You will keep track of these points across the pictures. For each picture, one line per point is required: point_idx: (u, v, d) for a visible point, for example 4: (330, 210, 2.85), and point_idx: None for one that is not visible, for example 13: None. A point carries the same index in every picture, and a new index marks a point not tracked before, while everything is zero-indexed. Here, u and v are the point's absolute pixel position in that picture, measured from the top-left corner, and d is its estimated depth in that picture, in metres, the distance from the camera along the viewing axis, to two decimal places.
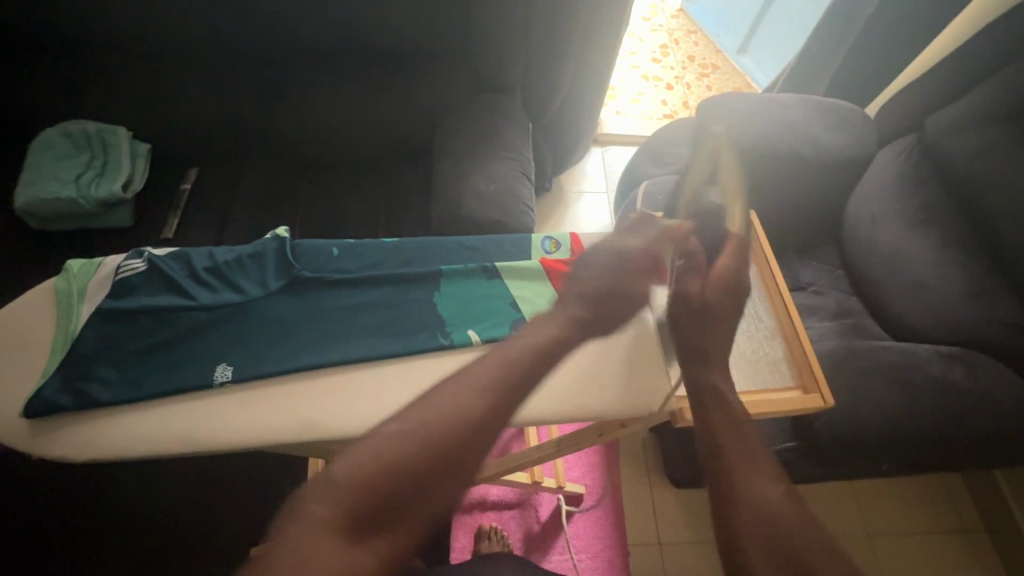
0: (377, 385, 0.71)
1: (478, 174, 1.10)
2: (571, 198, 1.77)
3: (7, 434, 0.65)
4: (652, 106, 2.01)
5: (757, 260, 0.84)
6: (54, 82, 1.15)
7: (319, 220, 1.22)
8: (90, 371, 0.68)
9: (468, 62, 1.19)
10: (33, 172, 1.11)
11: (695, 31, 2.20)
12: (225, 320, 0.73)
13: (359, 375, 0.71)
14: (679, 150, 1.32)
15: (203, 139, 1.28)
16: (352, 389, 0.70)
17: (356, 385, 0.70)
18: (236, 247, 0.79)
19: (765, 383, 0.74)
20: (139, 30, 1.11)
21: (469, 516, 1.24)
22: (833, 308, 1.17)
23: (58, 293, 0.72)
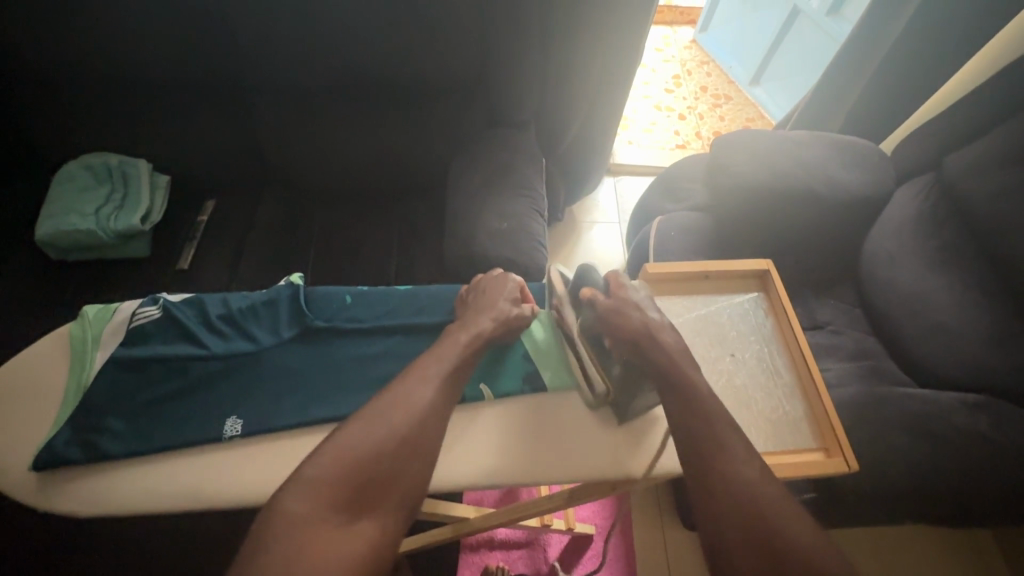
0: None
1: (490, 210, 1.10)
2: (583, 228, 1.76)
3: (14, 487, 0.65)
4: (665, 136, 2.02)
5: (774, 310, 0.82)
6: (85, 117, 1.20)
7: (331, 251, 1.22)
8: (100, 423, 0.68)
9: (482, 98, 1.21)
10: (55, 205, 1.14)
11: (707, 62, 2.22)
12: (236, 370, 0.73)
13: None
14: (693, 186, 1.32)
15: (220, 171, 1.31)
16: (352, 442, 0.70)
17: None
18: (249, 293, 0.80)
19: (787, 444, 0.71)
20: (164, 66, 1.15)
21: (476, 555, 1.21)
22: (853, 349, 1.14)
23: (73, 340, 0.73)
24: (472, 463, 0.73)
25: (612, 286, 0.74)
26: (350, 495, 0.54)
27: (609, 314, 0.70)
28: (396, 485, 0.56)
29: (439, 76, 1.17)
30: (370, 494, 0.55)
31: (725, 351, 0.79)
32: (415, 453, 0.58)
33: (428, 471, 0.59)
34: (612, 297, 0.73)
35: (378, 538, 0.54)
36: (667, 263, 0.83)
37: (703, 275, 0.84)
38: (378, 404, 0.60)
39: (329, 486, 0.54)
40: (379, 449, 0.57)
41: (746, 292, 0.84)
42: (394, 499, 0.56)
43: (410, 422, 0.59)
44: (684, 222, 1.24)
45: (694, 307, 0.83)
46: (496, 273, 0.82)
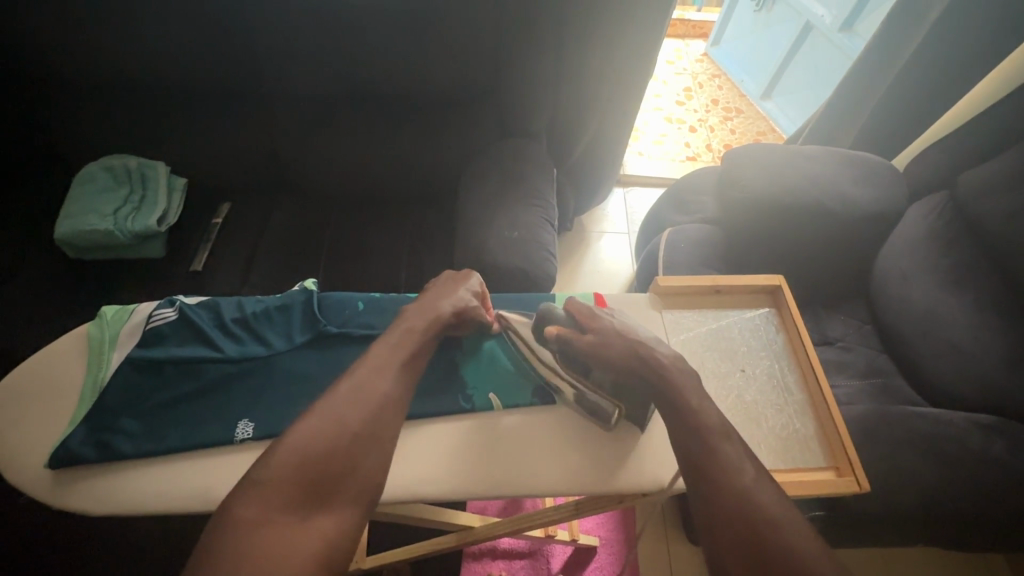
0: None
1: (502, 219, 1.11)
2: (592, 238, 1.77)
3: (30, 484, 0.66)
4: (676, 148, 2.03)
5: (785, 327, 0.82)
6: (108, 119, 1.23)
7: (342, 256, 1.23)
8: (115, 422, 0.69)
9: (495, 108, 1.22)
10: (74, 205, 1.16)
11: (719, 75, 2.24)
12: (249, 373, 0.74)
13: None
14: (704, 199, 1.32)
15: (235, 175, 1.32)
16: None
17: None
18: (264, 298, 0.81)
19: (797, 462, 0.71)
20: (185, 71, 1.18)
21: (479, 564, 1.21)
22: (863, 366, 1.13)
23: (91, 340, 0.74)
24: (464, 469, 0.71)
25: (580, 315, 0.74)
26: (306, 493, 0.56)
27: (595, 348, 0.70)
28: (351, 479, 0.58)
29: (454, 85, 1.19)
30: (325, 492, 0.56)
31: (735, 367, 0.79)
32: (370, 445, 0.60)
33: (381, 469, 0.60)
34: (588, 329, 0.72)
35: (336, 532, 0.55)
36: (679, 277, 0.83)
37: (714, 289, 0.84)
38: (358, 413, 0.61)
39: (286, 483, 0.55)
40: (328, 447, 0.58)
41: (757, 308, 0.84)
42: (350, 495, 0.57)
43: (365, 421, 0.61)
44: (694, 234, 1.24)
45: (705, 321, 0.82)
46: (461, 270, 0.85)
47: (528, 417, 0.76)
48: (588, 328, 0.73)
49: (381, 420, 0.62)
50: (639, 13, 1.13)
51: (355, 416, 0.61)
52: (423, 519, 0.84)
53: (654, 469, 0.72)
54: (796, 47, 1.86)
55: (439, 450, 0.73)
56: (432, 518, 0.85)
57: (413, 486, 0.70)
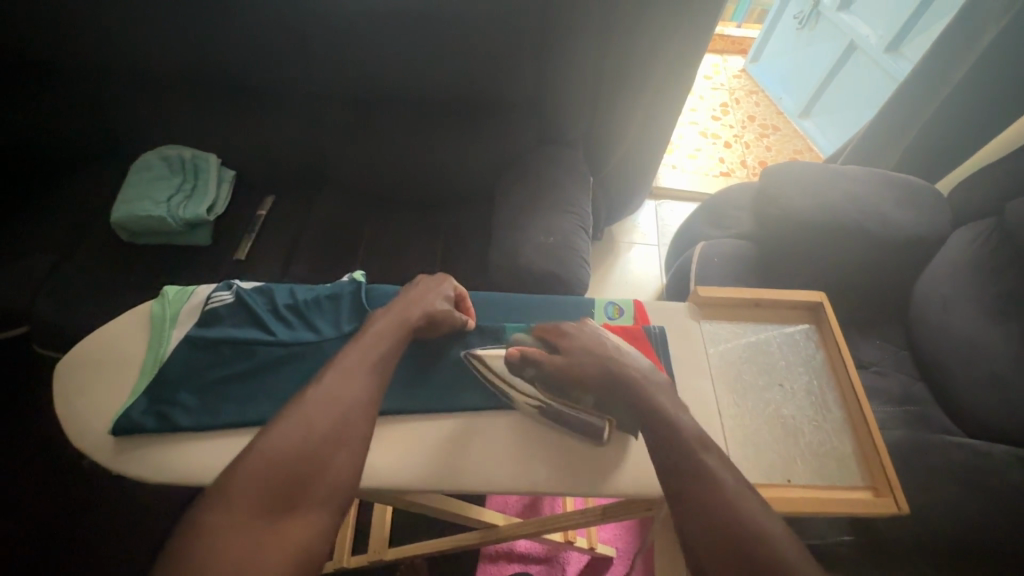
0: (408, 446, 0.74)
1: (538, 225, 1.13)
2: (622, 248, 1.77)
3: (92, 449, 0.69)
4: (709, 162, 2.03)
5: (826, 343, 0.81)
6: (167, 111, 1.29)
7: (379, 252, 1.27)
8: (173, 396, 0.72)
9: (534, 115, 1.25)
10: (131, 190, 1.21)
11: (756, 91, 2.24)
12: (298, 357, 0.76)
13: (417, 426, 0.76)
14: (739, 214, 1.32)
15: (280, 170, 1.37)
16: (380, 446, 0.73)
17: (410, 437, 0.75)
18: (315, 287, 0.84)
19: (831, 479, 0.70)
20: (243, 71, 1.24)
21: (494, 566, 1.21)
22: (897, 392, 1.11)
23: (154, 317, 0.78)
24: (490, 464, 0.72)
25: (551, 337, 0.76)
26: (274, 498, 0.53)
27: (570, 369, 0.71)
28: (323, 481, 0.56)
29: (496, 92, 1.23)
30: (298, 494, 0.54)
31: (774, 382, 0.78)
32: (341, 446, 0.58)
33: (350, 473, 0.58)
34: (559, 349, 0.74)
35: (310, 536, 0.53)
36: (719, 287, 0.83)
37: (755, 303, 0.84)
38: (329, 414, 0.59)
39: (255, 488, 0.53)
40: (294, 452, 0.56)
41: (797, 323, 0.83)
42: (319, 498, 0.55)
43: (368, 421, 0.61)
44: (727, 249, 1.24)
45: (743, 334, 0.82)
46: (436, 274, 0.84)
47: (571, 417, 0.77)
48: (559, 346, 0.74)
49: (355, 419, 0.60)
50: (685, 29, 1.14)
51: (327, 416, 0.59)
52: (447, 513, 0.86)
53: None
54: (838, 67, 1.84)
55: (462, 444, 0.74)
56: (458, 513, 0.87)
57: (450, 478, 0.71)
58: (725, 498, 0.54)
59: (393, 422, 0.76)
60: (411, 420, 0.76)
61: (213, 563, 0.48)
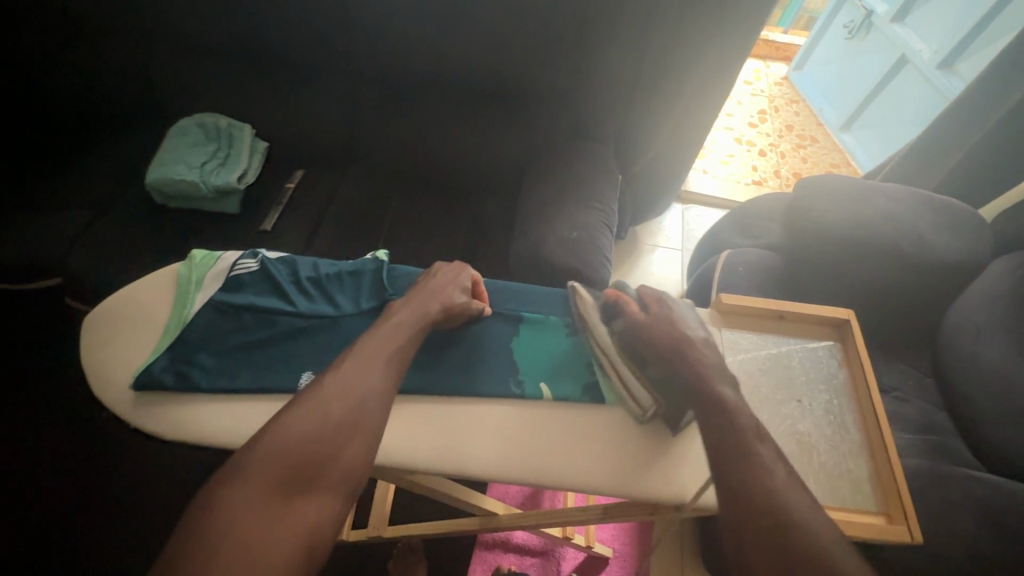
0: (416, 428, 0.74)
1: (563, 219, 1.12)
2: (645, 250, 1.75)
3: (114, 401, 0.71)
4: (742, 170, 1.99)
5: (850, 363, 0.79)
6: (207, 80, 1.31)
7: (401, 234, 1.27)
8: (193, 356, 0.74)
9: (568, 109, 1.24)
10: (167, 154, 1.24)
11: (797, 100, 2.18)
12: (317, 330, 0.77)
13: (426, 408, 0.76)
14: (770, 225, 1.30)
15: (311, 145, 1.38)
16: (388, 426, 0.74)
17: (418, 418, 0.75)
18: (339, 262, 0.85)
19: (843, 501, 0.68)
20: (282, 45, 1.25)
21: (490, 554, 1.22)
22: (918, 420, 1.07)
23: (180, 278, 0.80)
24: (495, 453, 0.72)
25: (647, 300, 0.74)
26: (286, 480, 0.54)
27: (641, 330, 0.70)
28: (334, 466, 0.57)
29: (532, 81, 1.21)
30: (308, 478, 0.55)
31: (791, 397, 0.76)
32: (354, 434, 0.59)
33: (362, 460, 0.58)
34: (648, 311, 0.73)
35: (319, 519, 0.54)
36: (743, 295, 0.81)
37: (778, 315, 0.82)
38: (343, 402, 0.60)
39: (267, 469, 0.54)
40: (308, 436, 0.57)
41: (822, 339, 0.81)
42: (329, 482, 0.56)
43: (381, 409, 0.62)
44: (754, 259, 1.22)
45: (764, 345, 0.80)
46: (454, 264, 0.84)
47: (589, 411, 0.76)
48: (648, 309, 0.73)
49: (368, 409, 0.61)
50: (732, 29, 1.11)
51: (341, 403, 0.60)
52: (449, 497, 0.87)
53: (702, 483, 0.70)
54: (886, 81, 1.77)
55: (469, 430, 0.74)
56: (459, 498, 0.88)
57: (455, 461, 0.71)
58: (736, 510, 0.53)
59: (404, 403, 0.76)
60: (422, 402, 0.76)
61: (224, 540, 0.49)
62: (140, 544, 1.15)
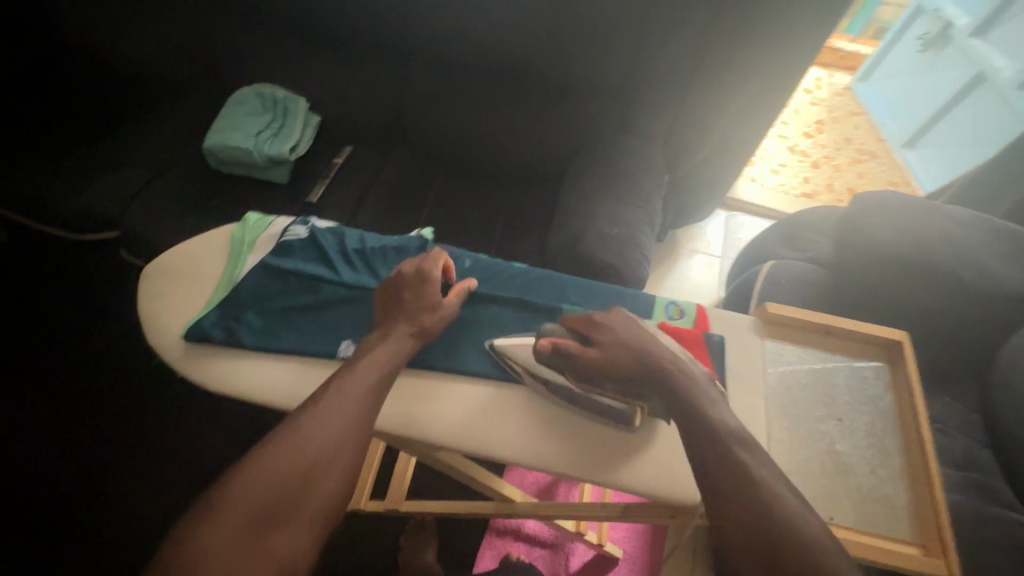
0: (427, 403, 0.75)
1: (605, 215, 1.11)
2: (683, 254, 1.71)
3: (166, 350, 0.75)
4: (792, 180, 1.92)
5: (897, 387, 0.75)
6: (270, 53, 1.35)
7: (440, 217, 1.28)
8: (240, 314, 0.77)
9: (620, 104, 1.22)
10: (226, 120, 1.28)
11: (859, 113, 2.10)
12: (358, 300, 0.79)
13: (454, 386, 0.76)
14: (819, 239, 1.25)
15: (361, 122, 1.40)
16: (389, 397, 0.74)
17: (444, 394, 0.75)
18: (384, 236, 0.87)
19: (877, 527, 0.66)
20: (343, 22, 1.27)
21: (500, 541, 1.23)
22: (960, 456, 1.02)
23: (234, 239, 0.83)
24: (518, 439, 0.72)
25: (584, 327, 0.70)
26: (259, 515, 0.52)
27: (605, 367, 0.66)
28: (309, 502, 0.55)
29: (586, 73, 1.20)
30: (283, 514, 0.53)
31: (831, 415, 0.74)
32: (333, 468, 0.57)
33: (340, 495, 0.57)
34: (593, 343, 0.68)
35: (291, 557, 0.52)
36: (790, 306, 0.79)
37: (825, 330, 0.79)
38: (324, 434, 0.59)
39: (241, 505, 0.53)
40: (284, 471, 0.56)
41: (869, 360, 0.78)
42: (303, 519, 0.54)
43: (362, 442, 0.61)
44: (799, 273, 1.18)
45: (807, 359, 0.78)
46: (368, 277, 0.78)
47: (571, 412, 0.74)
48: (591, 339, 0.69)
49: (349, 442, 0.60)
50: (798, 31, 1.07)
51: (321, 436, 0.59)
52: (469, 478, 0.88)
53: None
54: (959, 98, 1.68)
55: (493, 414, 0.74)
56: (476, 478, 0.88)
57: (477, 440, 0.72)
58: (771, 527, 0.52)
59: (409, 376, 0.77)
60: (435, 377, 0.77)
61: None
62: (171, 491, 1.20)
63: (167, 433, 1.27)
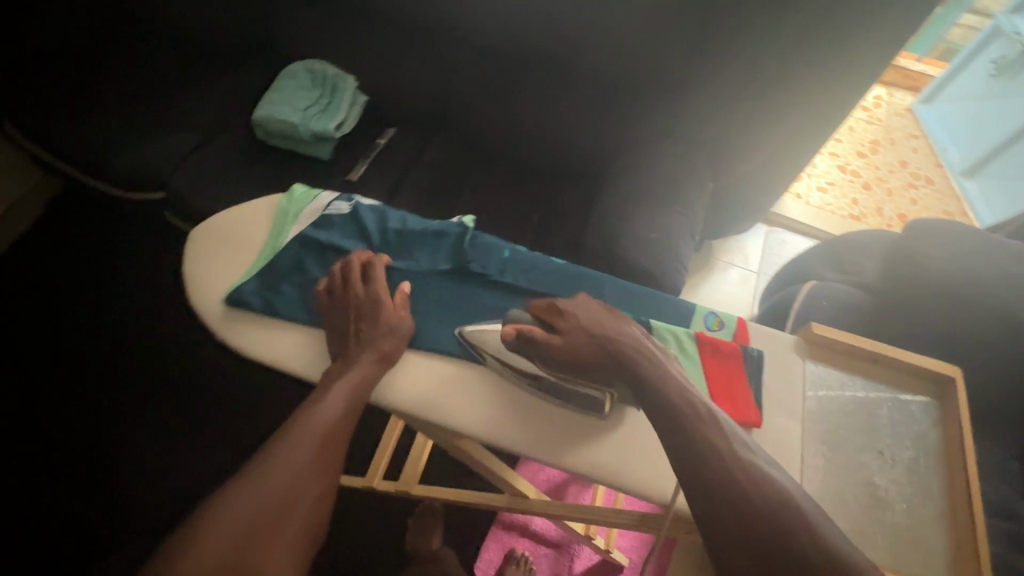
0: (442, 387, 0.73)
1: (643, 218, 1.09)
2: (717, 266, 1.67)
3: (205, 312, 0.76)
4: (840, 200, 1.85)
5: (944, 424, 0.72)
6: (324, 29, 1.37)
7: (476, 206, 1.27)
8: (279, 284, 0.78)
9: (670, 106, 1.20)
10: (277, 93, 1.30)
11: (917, 136, 2.01)
12: (395, 282, 0.81)
13: (470, 374, 0.74)
14: (867, 263, 1.20)
15: (406, 105, 1.40)
16: (388, 374, 0.72)
17: (462, 380, 0.74)
18: (426, 220, 0.87)
19: (910, 568, 0.63)
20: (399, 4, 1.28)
21: (505, 535, 1.22)
22: (998, 504, 0.97)
23: (279, 210, 0.85)
24: (541, 433, 0.71)
25: (548, 315, 0.71)
26: (240, 544, 0.54)
27: (567, 355, 0.67)
28: (289, 529, 0.57)
29: (638, 72, 1.17)
30: (263, 542, 0.55)
31: (871, 446, 0.71)
32: (310, 493, 0.60)
33: (316, 520, 0.59)
34: (558, 330, 0.69)
35: None
36: (835, 329, 0.76)
37: (871, 358, 0.76)
38: (300, 460, 0.61)
39: (220, 537, 0.54)
40: (261, 500, 0.57)
41: (917, 394, 0.74)
42: (284, 546, 0.56)
43: (336, 467, 0.63)
44: (841, 295, 1.13)
45: (849, 386, 0.75)
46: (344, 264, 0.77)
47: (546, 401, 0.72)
48: (556, 326, 0.69)
49: (324, 468, 0.62)
50: (867, 45, 1.02)
51: (297, 464, 0.61)
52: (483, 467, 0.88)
53: None
54: None
55: (513, 407, 0.72)
56: (491, 469, 0.88)
57: (495, 431, 0.70)
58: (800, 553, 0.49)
59: (414, 355, 0.75)
60: (442, 360, 0.75)
61: None
62: (191, 450, 1.24)
63: (193, 393, 1.31)
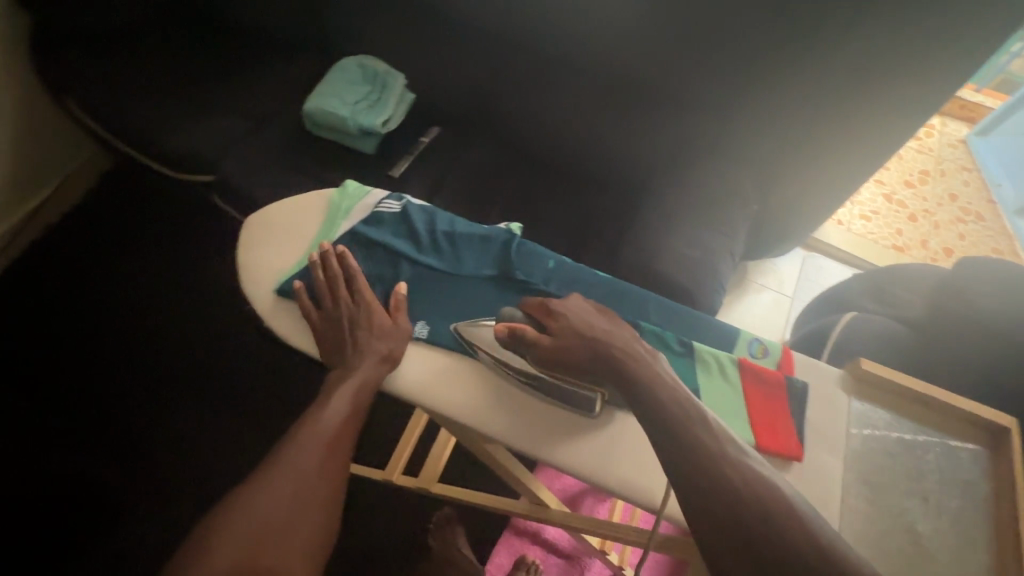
0: (460, 387, 0.73)
1: (683, 236, 1.08)
2: (750, 287, 1.64)
3: (257, 300, 0.79)
4: (883, 230, 1.79)
5: (994, 472, 0.69)
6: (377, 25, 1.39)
7: (514, 211, 1.28)
8: None
9: (717, 123, 1.18)
10: (327, 85, 1.33)
11: (969, 169, 1.94)
12: (439, 285, 0.83)
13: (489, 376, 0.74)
14: (911, 297, 1.16)
15: (451, 105, 1.41)
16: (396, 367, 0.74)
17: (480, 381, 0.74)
18: (474, 225, 0.88)
19: None
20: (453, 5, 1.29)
21: (518, 541, 1.22)
22: None
23: (332, 204, 0.87)
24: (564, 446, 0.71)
25: (540, 315, 0.72)
26: (249, 554, 0.58)
27: (558, 356, 0.68)
28: (294, 538, 0.60)
29: (687, 87, 1.16)
30: (272, 550, 0.59)
31: (914, 491, 0.69)
32: (314, 503, 0.63)
33: (321, 527, 0.62)
34: (549, 330, 0.70)
35: None
36: (879, 367, 0.75)
37: (919, 400, 0.73)
38: (303, 470, 0.64)
39: (231, 546, 0.58)
40: (268, 511, 0.60)
41: (968, 441, 0.71)
42: (290, 554, 0.59)
43: (338, 475, 0.66)
44: (882, 329, 1.10)
45: (895, 429, 0.73)
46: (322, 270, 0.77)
47: (537, 398, 0.73)
48: (547, 325, 0.71)
49: (327, 477, 0.65)
50: (930, 72, 1.00)
51: (300, 474, 0.64)
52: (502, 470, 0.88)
53: None
54: None
55: (537, 415, 0.72)
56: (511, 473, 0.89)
57: (516, 435, 0.71)
58: None
59: (420, 348, 0.76)
60: (447, 354, 0.76)
61: None
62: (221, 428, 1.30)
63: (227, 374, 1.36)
